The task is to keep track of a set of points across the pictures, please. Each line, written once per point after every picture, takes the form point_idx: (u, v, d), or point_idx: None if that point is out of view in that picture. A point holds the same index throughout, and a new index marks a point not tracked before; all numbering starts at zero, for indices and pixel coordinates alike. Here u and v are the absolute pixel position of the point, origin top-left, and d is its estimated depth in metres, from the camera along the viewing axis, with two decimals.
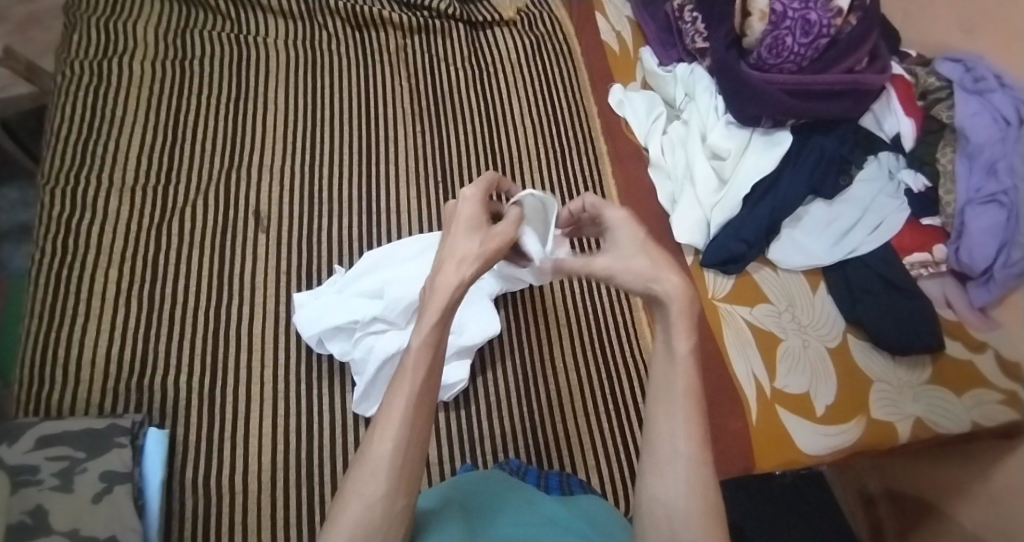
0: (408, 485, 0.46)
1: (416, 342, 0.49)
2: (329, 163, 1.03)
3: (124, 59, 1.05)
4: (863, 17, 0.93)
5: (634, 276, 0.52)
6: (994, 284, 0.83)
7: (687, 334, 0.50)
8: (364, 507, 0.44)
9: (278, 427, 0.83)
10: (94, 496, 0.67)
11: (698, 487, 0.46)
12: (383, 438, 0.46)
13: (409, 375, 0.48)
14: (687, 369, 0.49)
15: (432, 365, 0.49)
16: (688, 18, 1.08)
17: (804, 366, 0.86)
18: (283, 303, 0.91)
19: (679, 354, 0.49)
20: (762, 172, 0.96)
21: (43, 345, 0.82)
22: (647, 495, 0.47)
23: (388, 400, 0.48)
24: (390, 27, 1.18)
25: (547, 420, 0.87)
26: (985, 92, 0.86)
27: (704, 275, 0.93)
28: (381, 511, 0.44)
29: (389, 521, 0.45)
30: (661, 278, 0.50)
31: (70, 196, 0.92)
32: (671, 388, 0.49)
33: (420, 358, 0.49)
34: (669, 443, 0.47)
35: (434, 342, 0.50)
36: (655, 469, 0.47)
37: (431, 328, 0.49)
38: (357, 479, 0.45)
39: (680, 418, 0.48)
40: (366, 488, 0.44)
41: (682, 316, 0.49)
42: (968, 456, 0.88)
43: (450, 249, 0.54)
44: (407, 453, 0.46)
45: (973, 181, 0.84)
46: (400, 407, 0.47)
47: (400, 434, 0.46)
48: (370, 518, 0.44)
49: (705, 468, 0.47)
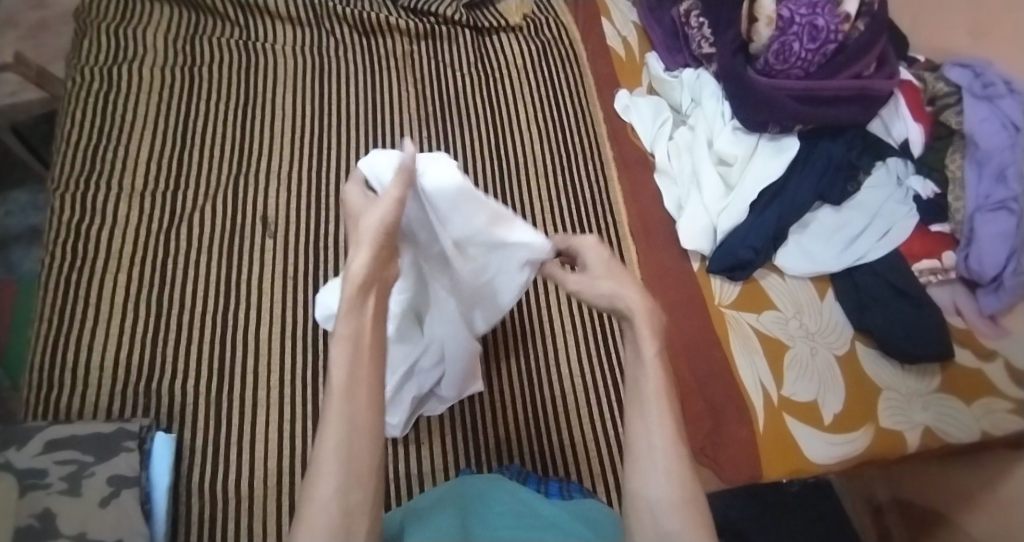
0: (365, 481, 0.42)
1: (337, 337, 0.46)
2: (336, 168, 1.04)
3: (134, 66, 1.06)
4: (870, 22, 0.93)
5: (598, 295, 0.57)
6: (1004, 292, 0.83)
7: (653, 337, 0.52)
8: (319, 511, 0.39)
9: (285, 430, 0.83)
10: (102, 499, 0.67)
11: (677, 483, 0.45)
12: (323, 435, 0.42)
13: (334, 372, 0.44)
14: (655, 369, 0.50)
15: (357, 352, 0.46)
16: (694, 23, 1.09)
17: (812, 373, 0.85)
18: (289, 308, 0.91)
19: (647, 356, 0.51)
20: (768, 178, 0.95)
21: (52, 350, 0.83)
22: (629, 497, 0.46)
23: (324, 398, 0.44)
24: (397, 32, 1.18)
25: (552, 428, 0.87)
26: (994, 98, 0.85)
27: (711, 282, 0.93)
28: (338, 508, 0.40)
29: (347, 523, 0.40)
30: (621, 293, 0.54)
31: (80, 202, 0.93)
32: (642, 388, 0.50)
33: (343, 345, 0.46)
34: (645, 442, 0.47)
35: (353, 325, 0.47)
36: (636, 470, 0.47)
37: (348, 318, 0.47)
38: (310, 486, 0.41)
39: (652, 414, 0.48)
40: (317, 491, 0.40)
41: (644, 318, 0.52)
42: (977, 465, 0.88)
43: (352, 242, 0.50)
44: (352, 446, 0.42)
45: (982, 188, 0.84)
46: (334, 402, 0.44)
47: (340, 423, 0.42)
48: (326, 521, 0.39)
49: (683, 465, 0.46)
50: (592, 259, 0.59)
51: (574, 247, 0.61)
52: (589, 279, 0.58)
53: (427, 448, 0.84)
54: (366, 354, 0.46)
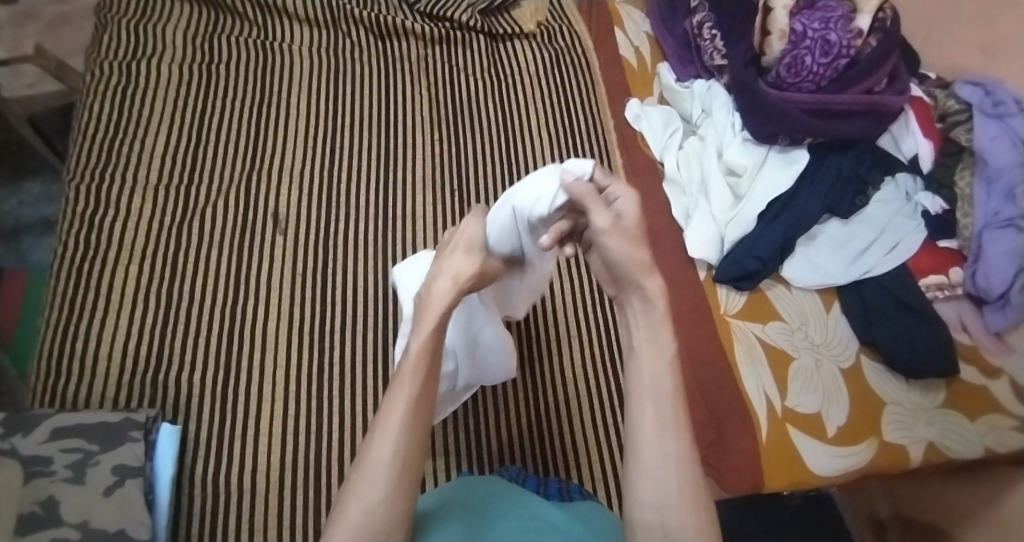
0: (409, 490, 0.48)
1: (413, 348, 0.55)
2: (348, 168, 1.05)
3: (152, 61, 1.07)
4: (883, 38, 0.94)
5: (624, 269, 0.53)
6: (1011, 309, 0.83)
7: (671, 335, 0.53)
8: (367, 511, 0.46)
9: (289, 425, 0.83)
10: (106, 488, 0.68)
11: (688, 486, 0.48)
12: (381, 442, 0.49)
13: (403, 383, 0.52)
14: (672, 369, 0.51)
15: (427, 366, 0.54)
16: (706, 35, 1.10)
17: (816, 385, 0.85)
18: (297, 304, 0.91)
19: (666, 354, 0.52)
20: (776, 191, 0.95)
21: (62, 339, 0.83)
22: (638, 495, 0.49)
23: (387, 407, 0.52)
24: (413, 36, 1.19)
25: (554, 432, 0.87)
26: (1003, 116, 0.86)
27: (717, 291, 0.93)
28: (383, 514, 0.46)
29: (391, 523, 0.47)
30: (645, 282, 0.52)
31: (95, 193, 0.94)
32: (657, 387, 0.51)
33: (415, 365, 0.54)
34: (659, 445, 0.49)
35: (432, 349, 0.55)
36: (647, 470, 0.48)
37: (430, 331, 0.56)
38: (359, 485, 0.47)
39: (667, 417, 0.50)
40: (367, 492, 0.47)
41: (665, 316, 0.53)
42: (979, 482, 0.88)
43: (450, 266, 0.61)
44: (405, 457, 0.49)
45: (991, 205, 0.84)
46: (397, 414, 0.51)
47: (399, 437, 0.49)
48: (372, 522, 0.46)
49: (693, 466, 0.49)
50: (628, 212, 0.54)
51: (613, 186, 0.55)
52: (621, 236, 0.53)
53: (431, 449, 0.84)
54: (431, 368, 0.54)
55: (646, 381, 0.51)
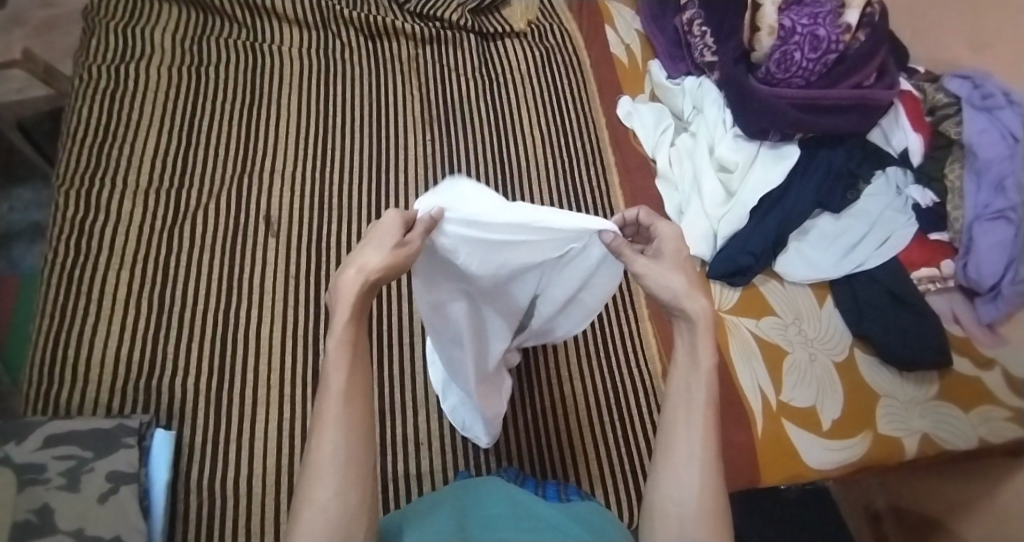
0: (361, 482, 0.47)
1: (333, 344, 0.48)
2: (340, 169, 1.04)
3: (140, 64, 1.06)
4: (870, 33, 0.94)
5: (664, 288, 0.52)
6: (1002, 301, 0.84)
7: (712, 347, 0.51)
8: (321, 510, 0.44)
9: (285, 429, 0.82)
10: (100, 496, 0.67)
11: (711, 491, 0.49)
12: (322, 440, 0.46)
13: (332, 378, 0.48)
14: (709, 380, 0.51)
15: (354, 359, 0.49)
16: (697, 32, 1.10)
17: (810, 379, 0.86)
18: (291, 307, 0.91)
19: (703, 366, 0.51)
20: (768, 186, 0.96)
21: (54, 345, 0.83)
22: (659, 493, 0.50)
23: (320, 403, 0.48)
24: (403, 37, 1.19)
25: (551, 430, 0.87)
26: (992, 109, 0.86)
27: (711, 286, 0.92)
28: (338, 510, 0.45)
29: (347, 520, 0.45)
30: (691, 296, 0.51)
31: (85, 198, 0.93)
32: (692, 396, 0.51)
33: (338, 358, 0.48)
34: (686, 448, 0.50)
35: (350, 341, 0.48)
36: (672, 470, 0.50)
37: (346, 327, 0.48)
38: (313, 486, 0.45)
39: (698, 425, 0.50)
40: (318, 492, 0.45)
41: (707, 330, 0.51)
42: (974, 473, 0.88)
43: (358, 253, 0.49)
44: (350, 453, 0.47)
45: (981, 197, 0.85)
46: (333, 409, 0.47)
47: (338, 433, 0.47)
48: (329, 520, 0.44)
49: (718, 471, 0.50)
50: (664, 248, 0.54)
51: (657, 232, 0.55)
52: (659, 265, 0.52)
53: (427, 450, 0.85)
54: (360, 364, 0.50)
55: (682, 389, 0.52)
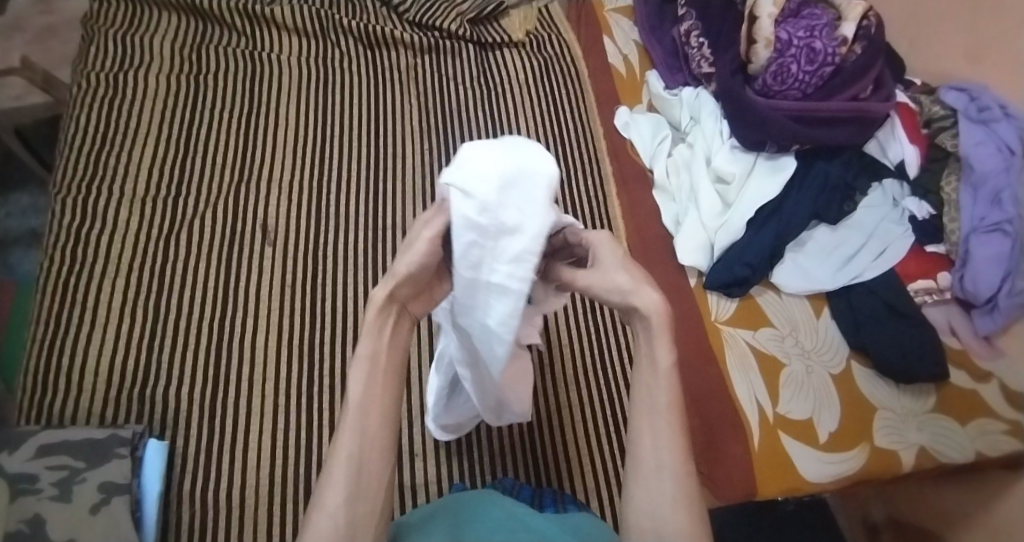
0: (371, 492, 0.47)
1: (358, 357, 0.49)
2: (338, 178, 1.05)
3: (139, 72, 1.07)
4: (867, 45, 0.95)
5: (611, 290, 0.49)
6: (999, 313, 0.83)
7: (669, 346, 0.50)
8: (329, 516, 0.45)
9: (279, 440, 0.82)
10: (92, 506, 0.67)
11: (684, 500, 0.49)
12: (338, 448, 0.47)
13: (351, 388, 0.48)
14: (668, 381, 0.50)
15: (377, 370, 0.49)
16: (694, 43, 1.10)
17: (807, 392, 0.85)
18: (286, 315, 0.91)
19: (662, 367, 0.50)
20: (764, 198, 0.96)
21: (47, 355, 0.83)
22: (636, 505, 0.50)
23: (342, 413, 0.48)
24: (401, 46, 1.20)
25: (547, 440, 0.87)
26: (990, 121, 0.86)
27: (708, 298, 0.93)
28: (346, 520, 0.45)
29: (354, 528, 0.45)
30: (642, 292, 0.48)
31: (81, 206, 0.93)
32: (654, 400, 0.51)
33: (360, 371, 0.48)
34: (654, 457, 0.50)
35: (369, 354, 0.48)
36: (644, 481, 0.50)
37: (366, 341, 0.48)
38: (324, 493, 0.46)
39: (663, 431, 0.50)
40: (329, 502, 0.45)
41: (663, 328, 0.49)
42: (972, 487, 0.88)
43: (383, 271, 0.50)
44: (363, 465, 0.47)
45: (977, 210, 0.85)
46: (351, 420, 0.47)
47: (352, 442, 0.46)
48: (333, 528, 0.44)
49: (689, 477, 0.50)
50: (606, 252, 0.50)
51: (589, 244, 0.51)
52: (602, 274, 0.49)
53: (422, 461, 0.84)
54: (381, 375, 0.49)
55: (643, 394, 0.51)
